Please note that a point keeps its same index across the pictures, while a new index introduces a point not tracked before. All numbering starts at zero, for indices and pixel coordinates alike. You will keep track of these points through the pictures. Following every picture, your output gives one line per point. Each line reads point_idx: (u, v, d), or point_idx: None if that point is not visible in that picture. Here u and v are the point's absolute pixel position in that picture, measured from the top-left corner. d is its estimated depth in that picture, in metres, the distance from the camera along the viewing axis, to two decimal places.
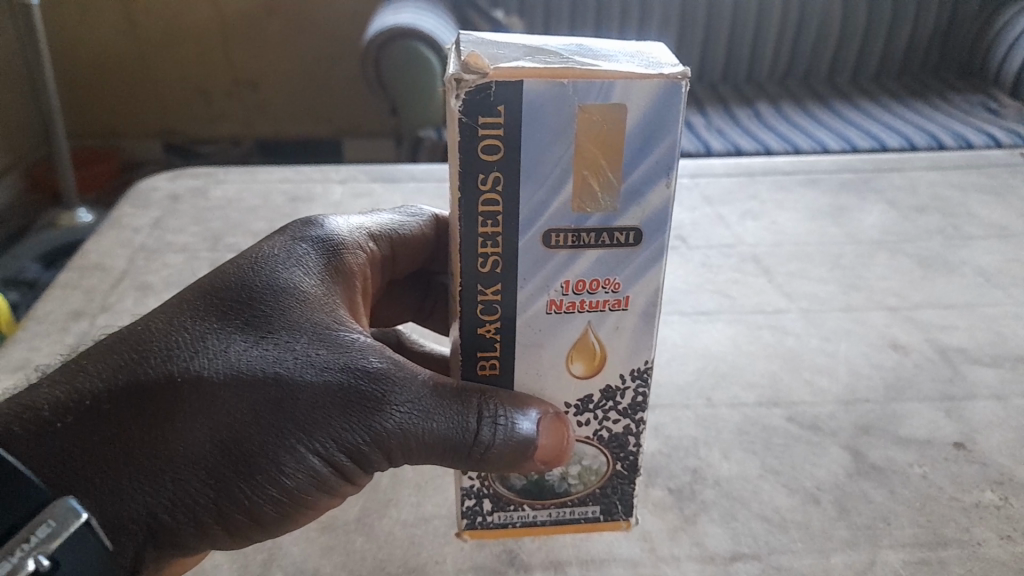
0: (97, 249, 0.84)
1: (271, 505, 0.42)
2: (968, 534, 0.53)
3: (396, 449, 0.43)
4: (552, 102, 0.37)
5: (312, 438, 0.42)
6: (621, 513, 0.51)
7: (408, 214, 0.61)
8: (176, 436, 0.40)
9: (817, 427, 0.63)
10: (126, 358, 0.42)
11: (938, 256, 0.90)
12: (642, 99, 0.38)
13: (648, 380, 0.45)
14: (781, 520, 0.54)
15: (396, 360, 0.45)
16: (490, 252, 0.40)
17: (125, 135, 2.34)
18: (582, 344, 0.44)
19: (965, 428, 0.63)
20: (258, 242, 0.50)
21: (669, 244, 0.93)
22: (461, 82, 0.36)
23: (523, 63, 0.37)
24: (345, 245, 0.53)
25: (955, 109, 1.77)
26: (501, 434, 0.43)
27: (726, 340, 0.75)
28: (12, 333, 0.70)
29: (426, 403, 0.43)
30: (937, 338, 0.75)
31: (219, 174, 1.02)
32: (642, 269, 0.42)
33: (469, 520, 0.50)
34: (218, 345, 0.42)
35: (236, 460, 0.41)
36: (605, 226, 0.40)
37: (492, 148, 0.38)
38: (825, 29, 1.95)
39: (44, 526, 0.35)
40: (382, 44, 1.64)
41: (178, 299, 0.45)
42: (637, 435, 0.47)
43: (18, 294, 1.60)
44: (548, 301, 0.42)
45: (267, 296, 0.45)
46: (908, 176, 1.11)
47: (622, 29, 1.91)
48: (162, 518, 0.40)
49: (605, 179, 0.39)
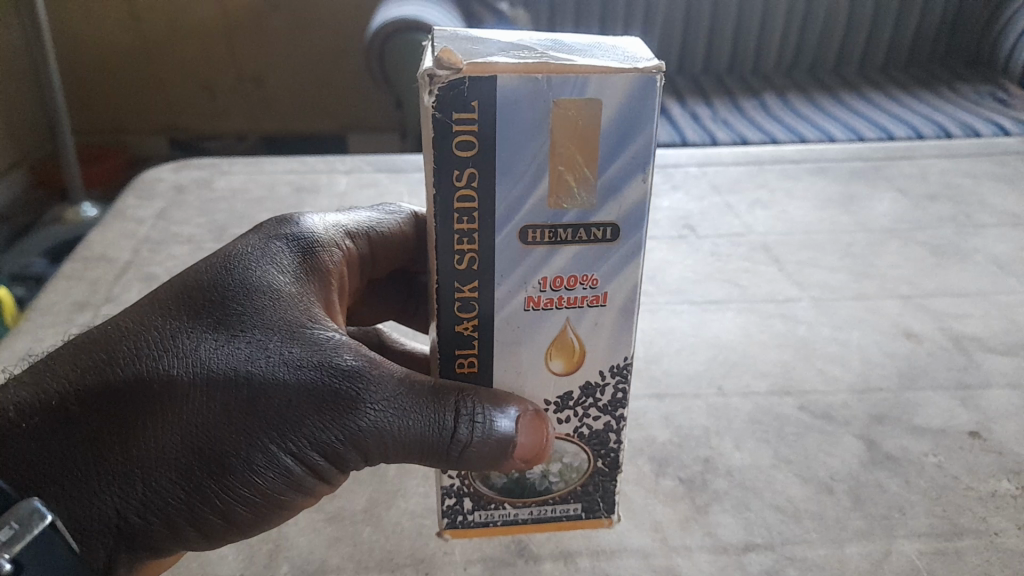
0: (102, 240, 0.84)
1: (246, 504, 0.42)
2: (984, 524, 0.52)
3: (372, 448, 0.42)
4: (526, 98, 0.36)
5: (285, 438, 0.41)
6: (602, 511, 0.50)
7: (386, 213, 0.60)
8: (144, 438, 0.39)
9: (830, 417, 0.62)
10: (95, 360, 0.41)
11: (950, 244, 0.89)
12: (616, 94, 0.37)
13: (628, 376, 0.45)
14: (795, 510, 0.53)
15: (372, 358, 0.44)
16: (467, 249, 0.40)
17: (131, 130, 2.34)
18: (561, 340, 0.43)
19: (981, 417, 0.62)
20: (236, 240, 0.50)
21: (678, 234, 0.92)
22: (435, 77, 0.35)
23: (497, 58, 0.36)
24: (321, 244, 0.52)
25: (963, 99, 1.76)
26: (480, 433, 0.42)
27: (735, 328, 0.74)
28: (17, 324, 0.70)
29: (402, 402, 0.42)
30: (951, 326, 0.74)
31: (224, 165, 1.01)
32: (621, 265, 0.41)
33: (450, 519, 0.48)
34: (188, 344, 0.42)
35: (207, 461, 0.40)
36: (581, 222, 0.40)
37: (467, 144, 0.37)
38: (832, 19, 1.94)
39: (6, 529, 0.33)
40: (385, 37, 1.62)
41: (150, 301, 0.44)
42: (618, 431, 0.46)
43: (25, 288, 1.60)
44: (526, 298, 0.42)
45: (240, 294, 0.44)
46: (919, 164, 1.10)
47: (627, 20, 1.90)
48: (132, 519, 0.39)
49: (581, 175, 0.38)
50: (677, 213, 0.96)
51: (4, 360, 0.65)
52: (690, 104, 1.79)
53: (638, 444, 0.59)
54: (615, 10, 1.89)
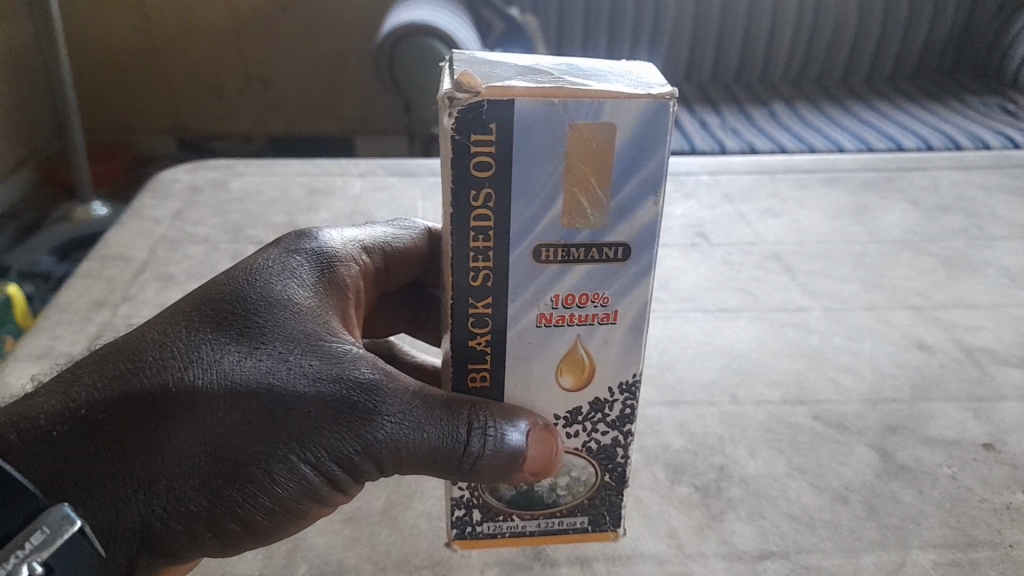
0: (117, 239, 0.84)
1: (265, 513, 0.42)
2: (999, 536, 0.52)
3: (388, 460, 0.43)
4: (542, 120, 0.37)
5: (305, 448, 0.41)
6: (609, 524, 0.50)
7: (401, 227, 0.60)
8: (168, 446, 0.40)
9: (843, 427, 0.62)
10: (119, 368, 0.41)
11: (961, 255, 0.89)
12: (631, 117, 0.37)
13: (636, 393, 0.45)
14: (809, 519, 0.53)
15: (388, 371, 0.44)
16: (481, 266, 0.40)
17: (140, 130, 2.34)
18: (571, 357, 0.43)
19: (994, 429, 0.62)
20: (254, 253, 0.50)
21: (690, 241, 0.92)
22: (454, 100, 0.36)
23: (515, 82, 0.37)
24: (338, 258, 0.52)
25: (972, 112, 1.76)
26: (491, 446, 0.42)
27: (749, 337, 0.74)
28: (34, 322, 0.70)
29: (417, 414, 0.42)
30: (964, 338, 0.74)
31: (239, 166, 1.02)
32: (631, 284, 0.41)
33: (459, 529, 0.49)
34: (212, 355, 0.42)
35: (229, 470, 0.40)
36: (594, 241, 0.40)
37: (484, 164, 0.37)
38: (841, 30, 1.94)
39: (38, 533, 0.34)
40: (396, 41, 1.63)
41: (172, 310, 0.44)
42: (625, 446, 0.47)
43: (32, 286, 1.60)
44: (538, 314, 0.42)
45: (262, 306, 0.44)
46: (930, 175, 1.10)
47: (637, 28, 1.90)
48: (154, 525, 0.40)
49: (595, 196, 0.39)
50: (689, 221, 0.97)
51: (21, 357, 0.65)
52: (699, 112, 1.79)
53: (653, 452, 0.59)
54: (625, 17, 1.89)
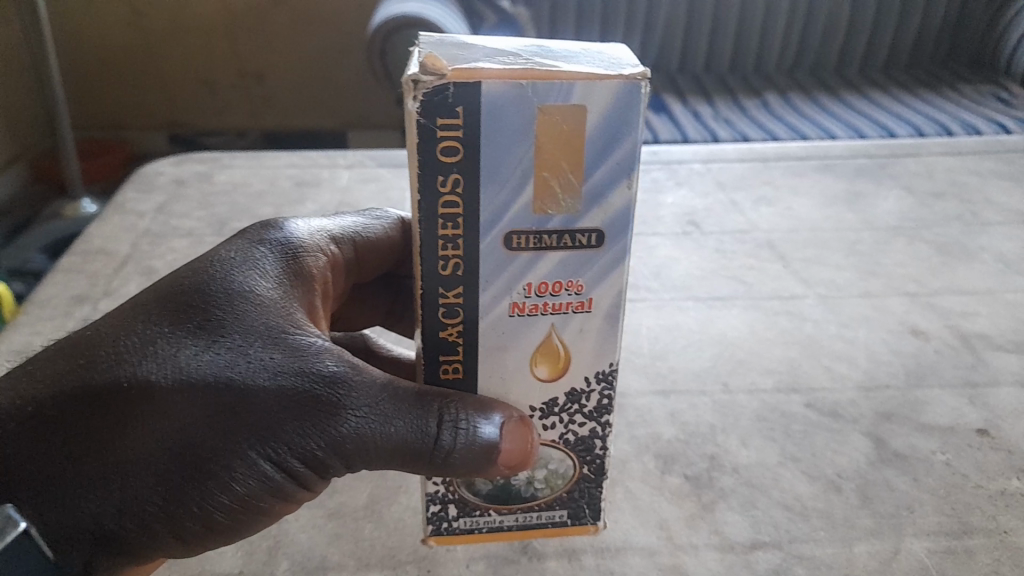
0: (101, 233, 0.83)
1: (226, 512, 0.40)
2: (995, 522, 0.51)
3: (354, 455, 0.41)
4: (511, 103, 0.36)
5: (265, 443, 0.40)
6: (589, 517, 0.49)
7: (372, 217, 0.59)
8: (121, 443, 0.39)
9: (836, 414, 0.62)
10: (74, 365, 0.41)
11: (957, 242, 0.88)
12: (602, 100, 0.36)
13: (614, 382, 0.44)
14: (802, 508, 0.53)
15: (355, 364, 0.43)
16: (451, 254, 0.39)
17: (133, 127, 2.33)
18: (546, 347, 0.42)
19: (990, 415, 0.62)
20: (219, 246, 0.49)
21: (683, 230, 0.91)
22: (419, 83, 0.35)
23: (482, 64, 0.36)
24: (305, 248, 0.51)
25: (966, 100, 1.75)
26: (462, 439, 0.41)
27: (742, 325, 0.73)
28: (15, 317, 0.69)
29: (384, 409, 0.41)
30: (959, 324, 0.73)
31: (225, 159, 1.01)
32: (605, 272, 0.40)
33: (434, 526, 0.47)
34: (168, 349, 0.41)
35: (186, 466, 0.39)
36: (567, 228, 0.39)
37: (451, 149, 0.36)
38: (834, 19, 1.93)
39: None
40: (386, 35, 1.61)
41: (131, 306, 0.44)
42: (603, 438, 0.45)
43: (23, 284, 1.58)
44: (511, 304, 0.41)
45: (221, 299, 0.43)
46: (924, 161, 1.09)
47: (630, 17, 1.89)
48: (109, 525, 0.39)
49: (566, 181, 0.38)
50: (682, 209, 0.96)
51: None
52: (693, 103, 1.78)
53: (644, 442, 0.58)
54: (617, 8, 1.88)
